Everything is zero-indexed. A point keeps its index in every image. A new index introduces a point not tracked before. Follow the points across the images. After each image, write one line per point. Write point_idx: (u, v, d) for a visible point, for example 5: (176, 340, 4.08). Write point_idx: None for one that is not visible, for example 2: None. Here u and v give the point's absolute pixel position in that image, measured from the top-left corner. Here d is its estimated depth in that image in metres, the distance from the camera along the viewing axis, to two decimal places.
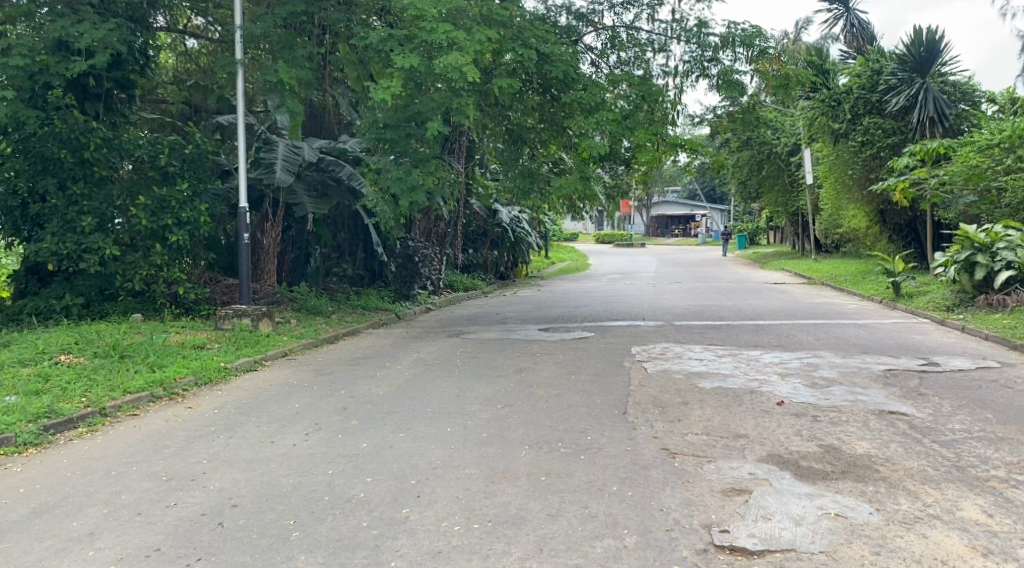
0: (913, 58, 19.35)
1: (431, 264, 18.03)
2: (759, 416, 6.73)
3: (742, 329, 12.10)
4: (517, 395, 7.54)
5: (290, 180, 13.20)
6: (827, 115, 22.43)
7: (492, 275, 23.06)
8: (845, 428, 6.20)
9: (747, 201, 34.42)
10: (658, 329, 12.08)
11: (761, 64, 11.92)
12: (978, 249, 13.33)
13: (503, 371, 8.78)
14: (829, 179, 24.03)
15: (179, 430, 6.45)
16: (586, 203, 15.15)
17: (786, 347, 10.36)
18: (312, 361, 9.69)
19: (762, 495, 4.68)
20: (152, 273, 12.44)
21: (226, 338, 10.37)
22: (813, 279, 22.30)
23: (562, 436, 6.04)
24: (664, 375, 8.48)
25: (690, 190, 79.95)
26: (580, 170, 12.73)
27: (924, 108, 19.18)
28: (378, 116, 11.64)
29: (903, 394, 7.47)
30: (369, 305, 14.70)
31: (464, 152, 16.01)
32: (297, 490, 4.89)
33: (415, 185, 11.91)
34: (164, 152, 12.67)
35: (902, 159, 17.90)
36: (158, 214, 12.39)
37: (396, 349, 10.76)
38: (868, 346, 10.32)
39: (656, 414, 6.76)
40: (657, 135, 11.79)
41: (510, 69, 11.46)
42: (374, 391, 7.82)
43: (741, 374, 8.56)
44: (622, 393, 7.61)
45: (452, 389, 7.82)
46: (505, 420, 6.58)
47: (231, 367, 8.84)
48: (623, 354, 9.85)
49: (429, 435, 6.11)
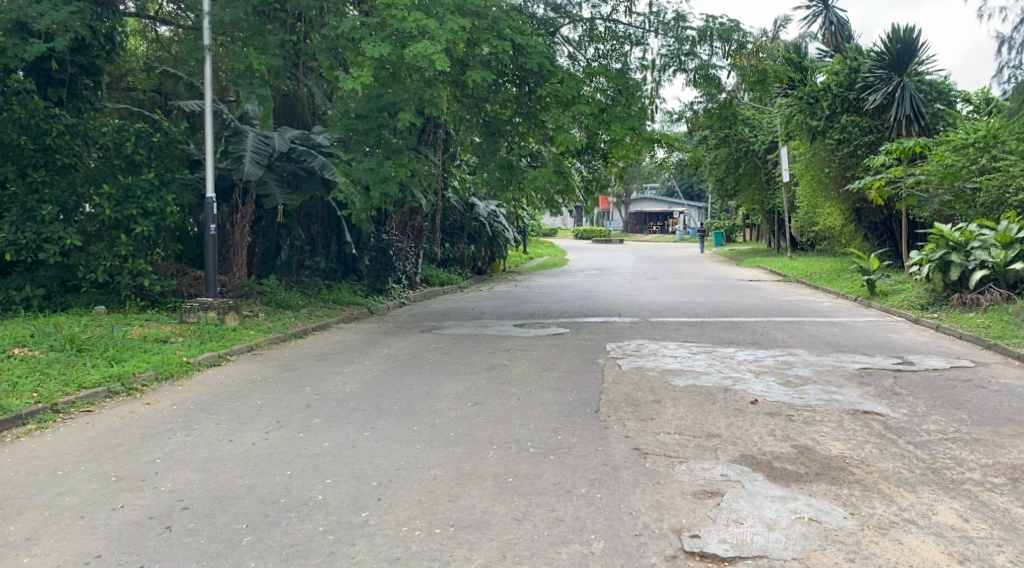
0: (891, 55, 19.27)
1: (406, 258, 17.76)
2: (732, 415, 6.62)
3: (717, 326, 12.02)
4: (487, 392, 7.37)
5: (259, 172, 12.95)
6: (805, 112, 22.35)
7: (469, 269, 22.80)
8: (820, 429, 6.10)
9: (724, 198, 34.50)
10: (633, 325, 11.95)
11: (739, 59, 11.84)
12: (952, 249, 13.38)
13: (474, 368, 8.60)
14: (806, 177, 24.08)
15: (134, 427, 6.19)
16: (563, 198, 14.93)
17: (762, 345, 10.27)
18: (279, 356, 9.44)
19: (735, 498, 4.55)
20: (117, 265, 12.03)
21: (190, 332, 10.07)
22: (788, 277, 22.35)
23: (531, 435, 5.88)
24: (638, 372, 8.35)
25: (668, 188, 80.21)
26: (556, 164, 12.55)
27: (901, 106, 19.16)
28: (350, 106, 11.42)
29: (878, 393, 7.39)
30: (341, 300, 14.44)
31: (439, 145, 15.78)
32: (252, 492, 4.68)
33: (387, 176, 11.72)
34: (130, 139, 12.19)
35: (879, 157, 17.93)
36: (123, 203, 12.04)
37: (366, 344, 10.54)
38: (843, 345, 10.26)
39: (628, 413, 6.62)
40: (634, 129, 11.66)
41: (486, 61, 11.16)
42: (341, 387, 7.61)
43: (715, 371, 8.46)
44: (594, 390, 7.47)
45: (422, 386, 7.64)
46: (474, 418, 6.40)
47: (194, 362, 8.57)
48: (597, 350, 9.71)
49: (394, 434, 5.93)
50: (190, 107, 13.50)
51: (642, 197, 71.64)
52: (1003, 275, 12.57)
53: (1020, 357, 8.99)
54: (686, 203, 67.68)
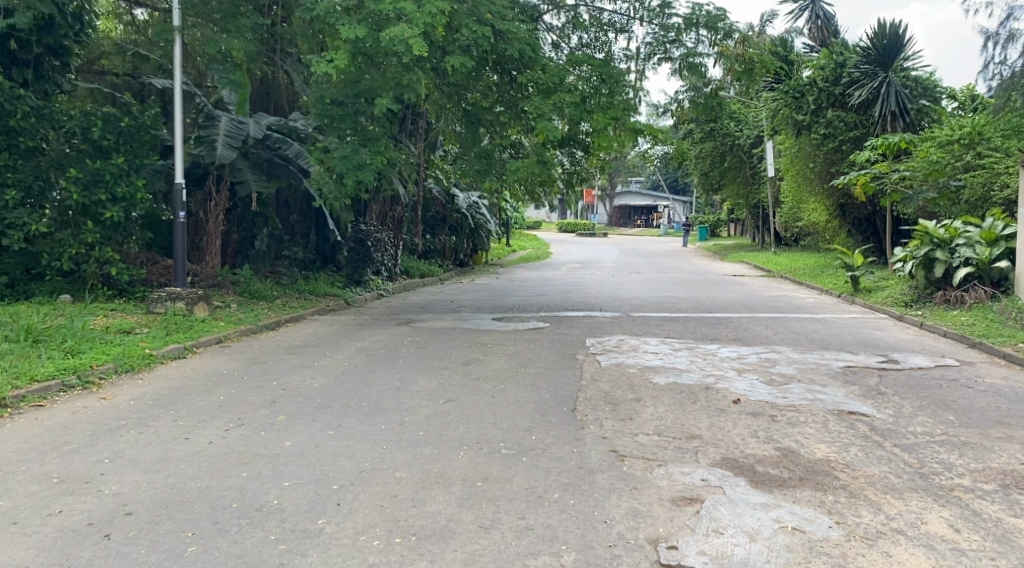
0: (876, 51, 19.20)
1: (385, 249, 17.41)
2: (714, 415, 6.39)
3: (699, 321, 11.83)
4: (461, 389, 7.10)
5: (232, 156, 12.58)
6: (790, 106, 22.19)
7: (450, 261, 22.46)
8: (803, 430, 5.89)
9: (709, 192, 34.38)
10: (614, 320, 11.72)
11: (725, 48, 11.62)
12: (937, 245, 13.24)
13: (449, 363, 8.32)
14: (790, 172, 23.91)
15: (86, 423, 5.86)
16: (545, 189, 14.63)
17: (745, 341, 10.07)
18: (248, 349, 9.11)
19: (715, 505, 4.32)
20: (83, 252, 11.59)
21: (157, 323, 9.71)
22: (772, 272, 22.22)
23: (505, 435, 5.62)
24: (617, 369, 8.11)
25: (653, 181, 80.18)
26: (538, 153, 12.27)
27: (886, 101, 19.07)
28: (325, 91, 11.07)
29: (863, 393, 7.19)
30: (317, 291, 14.11)
31: (420, 134, 15.42)
32: (203, 496, 4.39)
33: (362, 164, 11.42)
34: (98, 124, 11.77)
35: (864, 153, 17.75)
36: (91, 188, 11.60)
37: (339, 337, 10.24)
38: (827, 342, 10.08)
39: (606, 412, 6.37)
40: (618, 120, 11.40)
41: (465, 47, 10.84)
42: (309, 382, 7.32)
43: (697, 369, 8.23)
44: (573, 387, 7.23)
45: (394, 381, 7.36)
46: (446, 416, 6.14)
47: (157, 354, 8.23)
48: (576, 346, 9.46)
49: (361, 433, 5.65)
50: (157, 86, 12.95)
51: (627, 191, 71.47)
52: (987, 272, 12.47)
53: (1006, 356, 8.83)
54: (671, 198, 67.68)
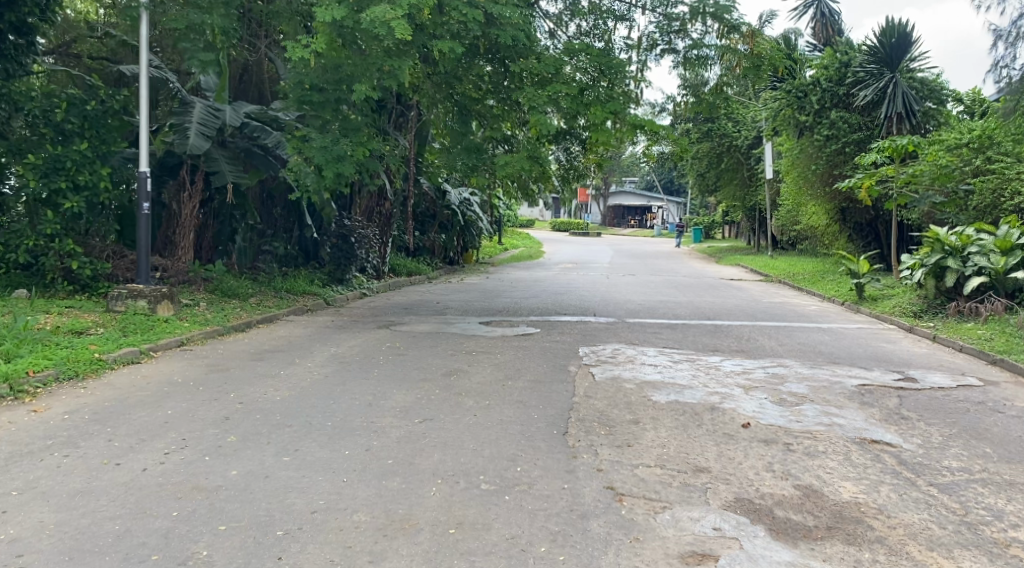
0: (883, 49, 18.65)
1: (371, 247, 16.66)
2: (721, 442, 5.72)
3: (699, 330, 11.15)
4: (439, 406, 6.37)
5: (206, 146, 11.83)
6: (792, 107, 21.61)
7: (439, 259, 21.72)
8: (825, 464, 5.22)
9: (705, 194, 33.74)
10: (609, 326, 11.04)
11: (733, 41, 10.87)
12: (949, 253, 12.59)
13: (429, 374, 7.59)
14: (791, 175, 23.24)
15: (4, 443, 5.08)
16: (538, 186, 13.88)
17: (749, 353, 9.38)
18: (211, 354, 8.35)
19: (731, 565, 3.66)
20: (41, 245, 10.72)
21: (113, 323, 8.91)
22: (770, 277, 21.59)
23: (486, 465, 4.92)
24: (613, 383, 7.41)
25: (647, 181, 79.43)
26: (530, 148, 11.54)
27: (893, 103, 18.55)
28: (303, 77, 10.35)
29: (885, 417, 6.51)
30: (294, 289, 13.35)
31: (410, 127, 14.70)
32: (119, 544, 3.66)
33: (342, 155, 10.71)
34: (61, 107, 10.98)
35: (870, 155, 17.05)
36: (51, 175, 10.78)
37: (313, 341, 9.49)
38: (836, 356, 9.41)
39: (601, 437, 5.66)
40: (618, 113, 10.69)
41: (455, 31, 10.11)
42: (271, 395, 6.57)
43: (699, 385, 7.54)
44: (564, 405, 6.52)
45: (366, 395, 6.64)
46: (420, 441, 5.42)
47: (107, 358, 7.45)
48: (568, 355, 8.75)
49: (320, 462, 4.92)
50: (126, 69, 12.07)
51: (620, 191, 70.58)
52: (1002, 282, 11.78)
53: None
54: (664, 199, 66.98)
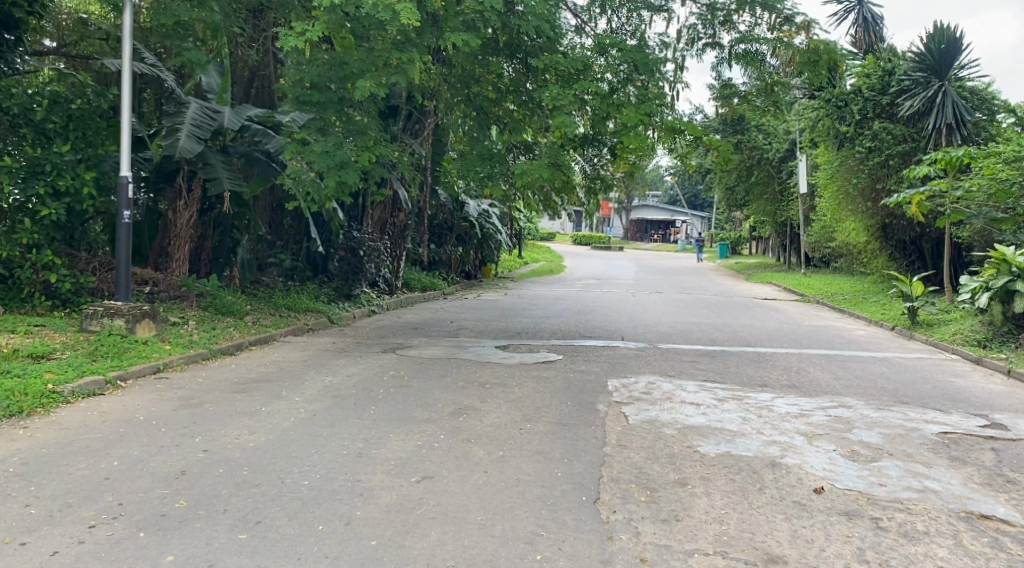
0: (931, 56, 17.51)
1: (382, 261, 15.64)
2: (793, 514, 4.58)
3: (741, 358, 9.98)
4: (443, 458, 5.29)
5: (198, 148, 10.86)
6: (832, 116, 20.47)
7: (456, 273, 20.72)
8: (933, 552, 4.08)
9: (733, 207, 32.44)
10: (639, 354, 9.92)
11: (786, 35, 9.78)
12: (1017, 275, 11.31)
13: (435, 413, 6.51)
14: (829, 189, 21.98)
15: None
16: (561, 197, 12.79)
17: (802, 389, 8.20)
18: (188, 383, 7.34)
19: None
20: (16, 256, 9.81)
21: (83, 346, 7.95)
22: (806, 297, 20.32)
23: (497, 553, 3.83)
24: (650, 428, 6.28)
25: (670, 195, 78.19)
26: (552, 154, 10.44)
27: (941, 113, 17.39)
28: (303, 73, 9.39)
29: (987, 480, 5.34)
30: (295, 306, 12.34)
31: (425, 134, 13.71)
32: None
33: (346, 161, 9.72)
34: (42, 105, 10.11)
35: (920, 168, 15.61)
36: (29, 180, 9.84)
37: (307, 367, 8.45)
38: (904, 394, 8.20)
39: (641, 507, 4.55)
40: (651, 116, 9.57)
41: (471, 22, 9.08)
42: (244, 439, 5.53)
43: (754, 432, 6.37)
44: (594, 459, 5.40)
45: (357, 442, 5.57)
46: (415, 509, 4.34)
47: (64, 390, 6.46)
48: (596, 390, 7.60)
49: (284, 544, 3.85)
50: (110, 65, 11.10)
51: (643, 205, 69.19)
52: None
53: None
54: (688, 213, 65.76)
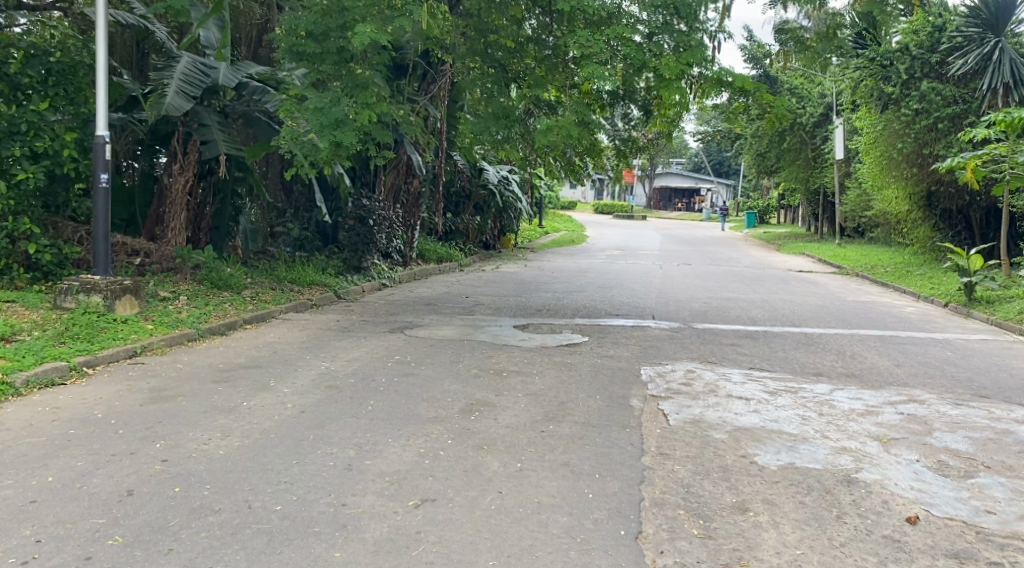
0: (987, 12, 15.93)
1: (394, 231, 14.69)
2: (888, 555, 3.63)
3: (788, 341, 8.95)
4: (449, 472, 4.37)
5: (186, 106, 9.87)
6: (876, 76, 19.05)
7: (473, 244, 19.74)
8: None
9: (763, 174, 31.02)
10: (674, 335, 8.92)
11: None
12: None
13: (443, 409, 5.57)
14: (870, 155, 20.62)
15: None
16: (587, 161, 11.69)
17: (864, 380, 7.18)
18: (165, 370, 6.45)
19: None
20: None
21: (51, 326, 7.09)
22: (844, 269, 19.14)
23: None
24: (696, 431, 5.31)
25: (694, 162, 76.24)
26: (576, 113, 9.35)
27: (998, 71, 15.84)
28: (299, 19, 8.37)
29: None
30: (299, 280, 11.46)
31: (440, 92, 12.58)
32: None
33: (342, 119, 8.69)
34: (17, 58, 9.10)
35: (977, 131, 14.11)
36: (3, 140, 8.94)
37: (303, 351, 7.53)
38: (982, 385, 7.17)
39: (696, 545, 3.62)
40: (690, 67, 8.43)
41: None
42: (215, 446, 4.64)
43: (819, 436, 5.37)
44: (633, 474, 4.46)
45: (347, 450, 4.64)
46: (410, 549, 3.42)
47: (16, 380, 5.62)
48: (629, 381, 6.63)
49: None
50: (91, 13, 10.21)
51: (667, 172, 67.65)
52: None
53: None
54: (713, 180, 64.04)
